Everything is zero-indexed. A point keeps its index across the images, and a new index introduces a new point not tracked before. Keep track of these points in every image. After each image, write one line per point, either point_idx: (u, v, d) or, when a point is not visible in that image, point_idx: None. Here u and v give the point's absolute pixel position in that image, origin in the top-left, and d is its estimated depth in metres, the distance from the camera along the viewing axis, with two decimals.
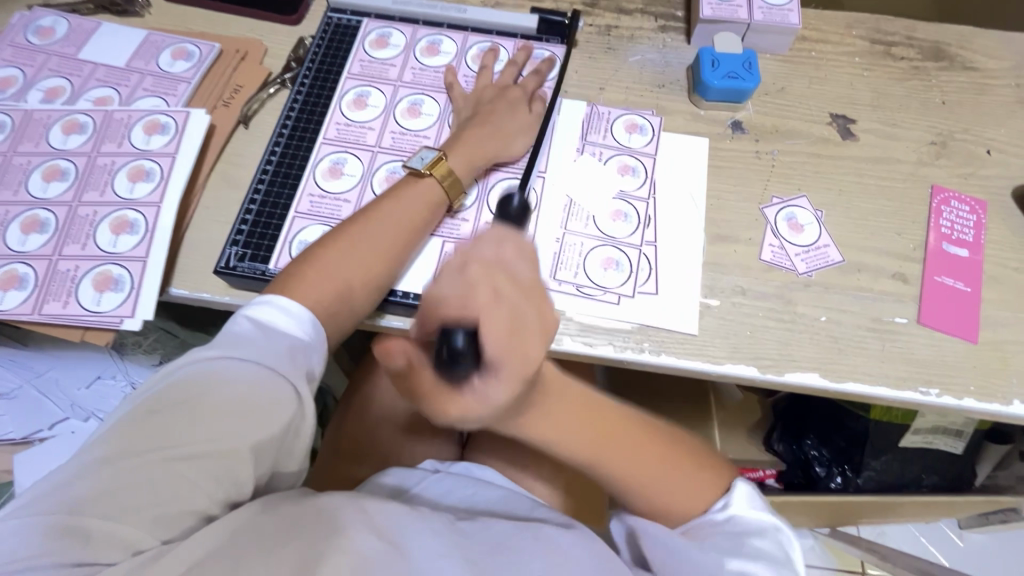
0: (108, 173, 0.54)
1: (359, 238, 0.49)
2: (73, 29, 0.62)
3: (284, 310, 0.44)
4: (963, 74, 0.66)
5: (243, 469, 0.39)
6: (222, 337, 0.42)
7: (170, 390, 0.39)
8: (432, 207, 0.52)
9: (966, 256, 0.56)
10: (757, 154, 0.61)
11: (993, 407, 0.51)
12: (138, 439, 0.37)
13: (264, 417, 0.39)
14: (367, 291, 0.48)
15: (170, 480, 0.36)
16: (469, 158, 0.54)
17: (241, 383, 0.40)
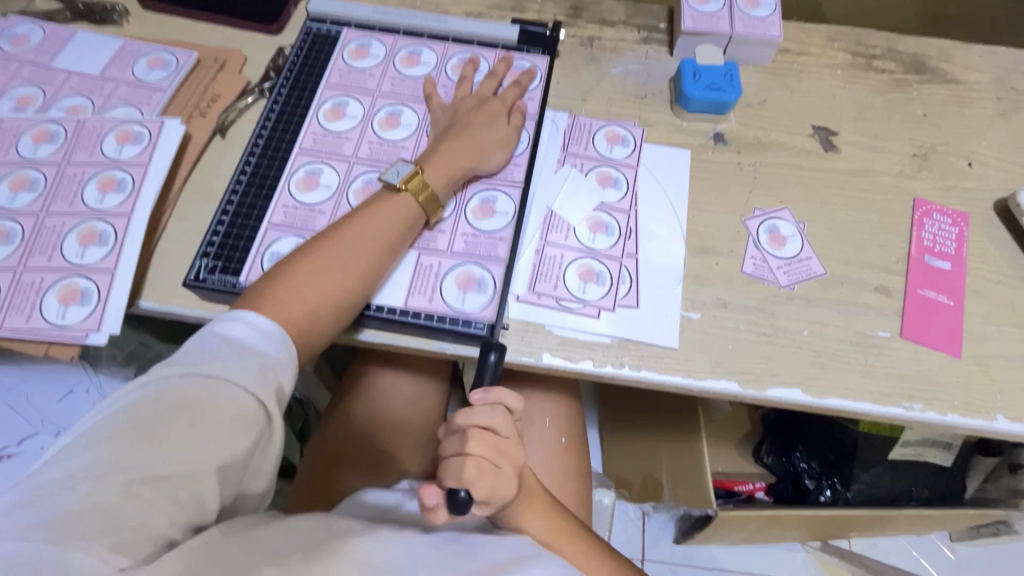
0: (78, 183, 0.53)
1: (333, 255, 0.48)
2: (48, 37, 0.61)
3: (254, 327, 0.43)
4: (944, 87, 0.66)
5: (208, 489, 0.37)
6: (191, 353, 0.40)
7: (133, 408, 0.38)
8: (409, 224, 0.51)
9: (949, 268, 0.56)
10: (739, 166, 0.60)
11: (977, 422, 0.50)
12: (99, 460, 0.35)
13: (230, 437, 0.38)
14: (339, 309, 0.47)
15: (131, 502, 0.35)
16: (445, 171, 0.53)
17: (209, 401, 0.38)
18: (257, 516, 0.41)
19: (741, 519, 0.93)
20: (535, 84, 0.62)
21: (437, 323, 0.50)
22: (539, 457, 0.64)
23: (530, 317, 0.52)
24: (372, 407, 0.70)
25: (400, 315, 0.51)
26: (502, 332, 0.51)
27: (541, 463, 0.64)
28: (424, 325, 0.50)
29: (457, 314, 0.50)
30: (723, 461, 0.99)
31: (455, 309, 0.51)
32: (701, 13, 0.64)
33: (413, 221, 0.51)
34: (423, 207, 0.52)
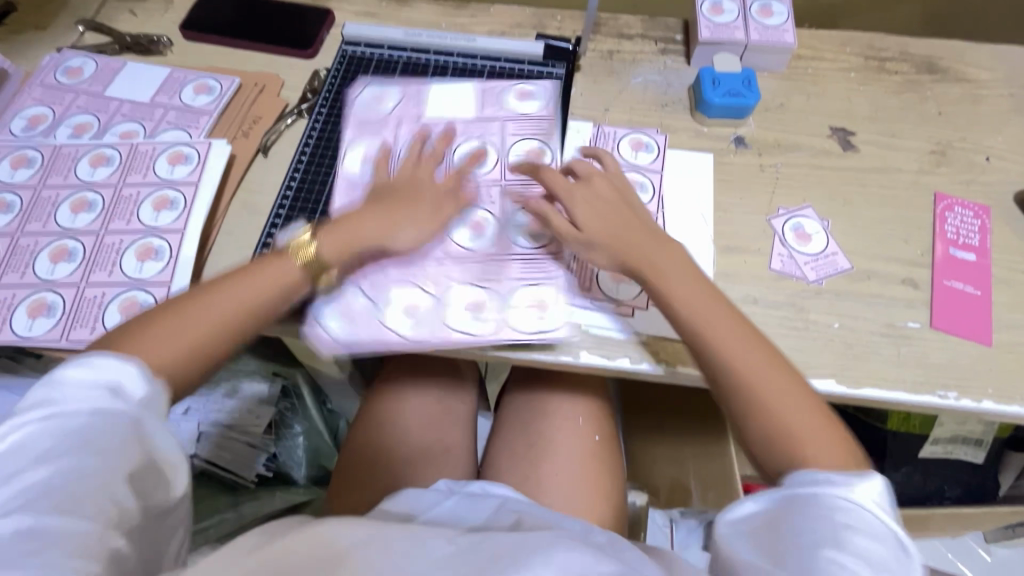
0: (134, 203, 0.56)
1: (237, 286, 0.48)
2: (100, 68, 0.65)
3: (90, 366, 0.40)
4: (957, 86, 0.68)
5: (116, 492, 0.36)
6: (44, 387, 0.39)
7: (20, 452, 0.36)
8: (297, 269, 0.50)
9: (974, 260, 0.57)
10: (761, 168, 0.62)
11: (1013, 408, 0.51)
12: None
13: (99, 452, 0.36)
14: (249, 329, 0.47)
15: (48, 527, 0.33)
16: (354, 238, 0.52)
17: (97, 420, 0.37)
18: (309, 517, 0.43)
19: None
20: (559, 93, 0.64)
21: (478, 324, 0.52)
22: (574, 458, 0.65)
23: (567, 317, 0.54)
24: (407, 413, 0.72)
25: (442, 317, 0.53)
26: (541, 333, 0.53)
27: (575, 463, 0.65)
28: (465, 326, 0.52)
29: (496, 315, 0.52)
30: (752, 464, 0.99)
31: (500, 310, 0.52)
32: (717, 23, 0.67)
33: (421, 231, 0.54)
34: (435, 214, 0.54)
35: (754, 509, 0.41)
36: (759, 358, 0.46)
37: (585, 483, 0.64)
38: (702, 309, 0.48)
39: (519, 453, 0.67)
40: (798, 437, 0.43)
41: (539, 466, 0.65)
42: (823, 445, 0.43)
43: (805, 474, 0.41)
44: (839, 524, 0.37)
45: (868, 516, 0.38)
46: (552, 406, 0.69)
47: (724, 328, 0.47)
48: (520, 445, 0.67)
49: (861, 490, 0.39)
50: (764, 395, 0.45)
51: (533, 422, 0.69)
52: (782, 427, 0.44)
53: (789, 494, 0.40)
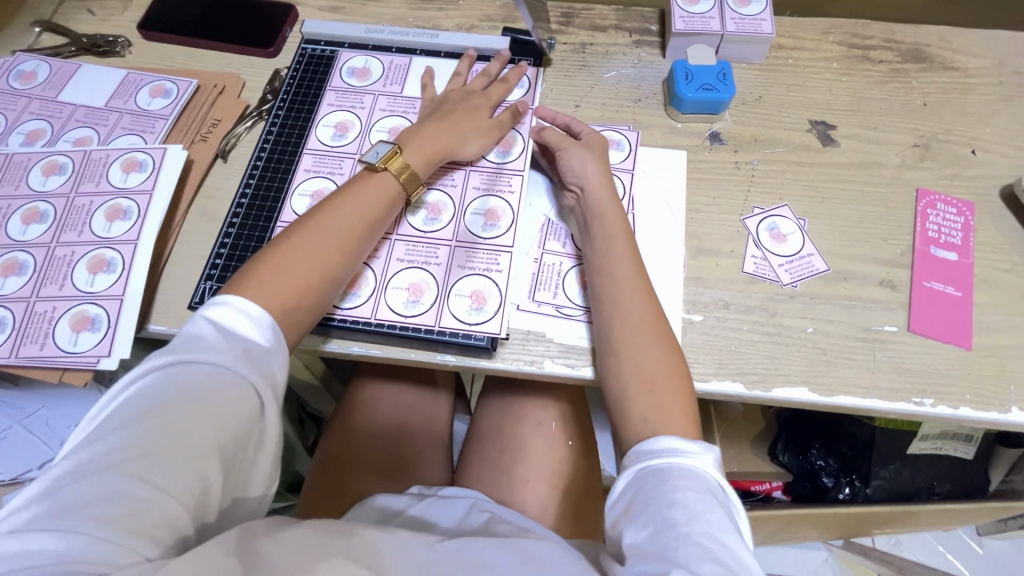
0: (86, 213, 0.55)
1: (331, 220, 0.49)
2: (55, 71, 0.63)
3: (242, 311, 0.43)
4: (943, 74, 0.65)
5: (214, 472, 0.37)
6: (184, 341, 0.41)
7: (134, 402, 0.38)
8: (398, 182, 0.52)
9: (955, 259, 0.55)
10: (736, 165, 0.60)
11: (991, 415, 0.49)
12: (107, 447, 0.36)
13: (213, 421, 0.38)
14: (352, 253, 0.49)
15: (143, 484, 0.34)
16: (426, 153, 0.54)
17: (211, 391, 0.39)
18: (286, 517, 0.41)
19: (758, 519, 0.92)
20: (527, 88, 0.62)
21: (437, 334, 0.50)
22: (548, 462, 0.64)
23: (531, 325, 0.52)
24: (379, 419, 0.71)
25: (400, 328, 0.51)
26: (503, 342, 0.51)
27: (547, 470, 0.64)
28: (426, 338, 0.51)
29: (456, 326, 0.50)
30: (738, 461, 0.98)
31: (459, 320, 0.51)
32: (692, 13, 0.64)
33: (486, 139, 0.57)
34: (492, 124, 0.57)
35: (617, 491, 0.43)
36: (647, 323, 0.48)
37: (557, 488, 0.63)
38: (629, 302, 0.48)
39: (493, 460, 0.65)
40: (650, 406, 0.46)
41: (513, 473, 0.64)
42: (671, 420, 0.45)
43: (650, 445, 0.43)
44: (681, 491, 0.40)
45: (701, 476, 0.41)
46: (526, 412, 0.68)
47: (630, 315, 0.48)
48: (493, 452, 0.66)
49: (699, 457, 0.42)
50: (642, 368, 0.47)
51: (507, 427, 0.67)
52: (638, 395, 0.46)
53: (640, 468, 0.43)
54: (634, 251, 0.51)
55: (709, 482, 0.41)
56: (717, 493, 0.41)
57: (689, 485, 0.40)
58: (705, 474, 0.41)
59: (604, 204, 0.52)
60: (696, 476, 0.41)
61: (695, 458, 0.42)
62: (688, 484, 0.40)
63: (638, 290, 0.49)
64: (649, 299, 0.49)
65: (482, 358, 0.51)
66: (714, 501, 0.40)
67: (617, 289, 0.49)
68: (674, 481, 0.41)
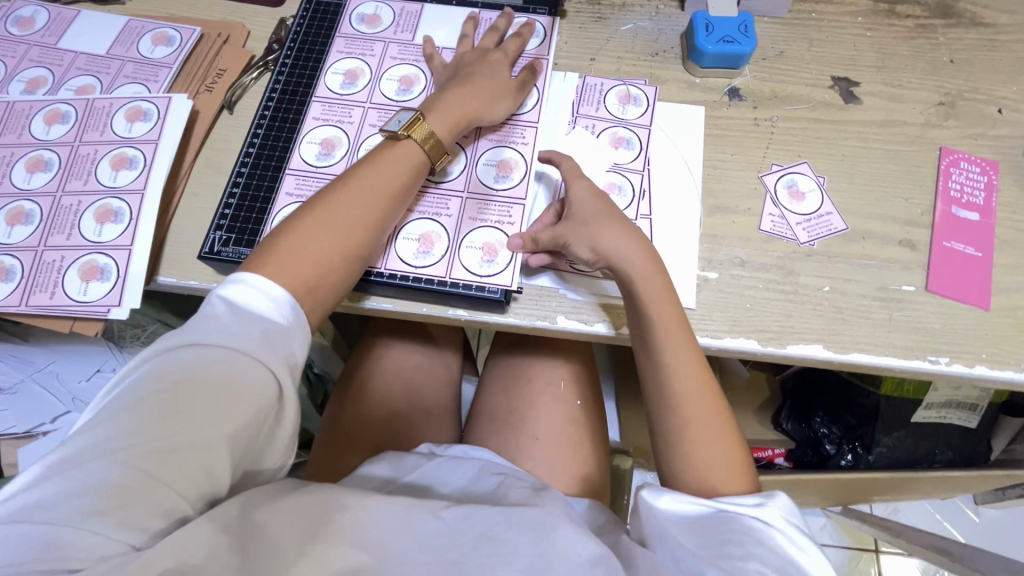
0: (91, 162, 0.54)
1: (349, 198, 0.47)
2: (53, 18, 0.61)
3: (260, 290, 0.41)
4: (972, 31, 0.63)
5: (218, 462, 0.36)
6: (196, 322, 0.39)
7: (140, 385, 0.37)
8: (421, 152, 0.50)
9: (976, 220, 0.54)
10: (756, 122, 0.58)
11: (1006, 374, 0.49)
12: (108, 432, 0.34)
13: (224, 406, 0.36)
14: (373, 231, 0.47)
15: (143, 474, 0.33)
16: (450, 121, 0.52)
17: (219, 377, 0.37)
18: (290, 481, 0.41)
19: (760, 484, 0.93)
20: (541, 39, 0.60)
21: (449, 288, 0.50)
22: (557, 421, 0.65)
23: (544, 281, 0.51)
24: (388, 378, 0.70)
25: (412, 281, 0.50)
26: (515, 297, 0.51)
27: (556, 429, 0.64)
28: (437, 291, 0.50)
29: (468, 279, 0.50)
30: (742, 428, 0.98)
31: (472, 273, 0.50)
32: None
33: (509, 101, 0.55)
34: (514, 86, 0.55)
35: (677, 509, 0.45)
36: (677, 334, 0.47)
37: (565, 447, 0.63)
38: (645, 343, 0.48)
39: (502, 419, 0.66)
40: (679, 419, 0.47)
41: (520, 431, 0.64)
42: (712, 460, 0.46)
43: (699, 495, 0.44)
44: (739, 527, 0.40)
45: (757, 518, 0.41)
46: (535, 371, 0.68)
47: (660, 331, 0.47)
48: (502, 411, 0.66)
49: (772, 506, 0.41)
50: (674, 404, 0.47)
51: (515, 387, 0.68)
52: (673, 436, 0.47)
53: (697, 505, 0.43)
54: (653, 257, 0.49)
55: (782, 529, 0.40)
56: (792, 544, 0.39)
57: (753, 526, 0.40)
58: (779, 520, 0.40)
59: (595, 210, 0.50)
60: (767, 518, 0.41)
61: (763, 501, 0.42)
62: (753, 525, 0.40)
63: (665, 303, 0.47)
64: (661, 335, 0.47)
65: (495, 312, 0.50)
66: (778, 546, 0.39)
67: (640, 312, 0.47)
68: (738, 518, 0.41)
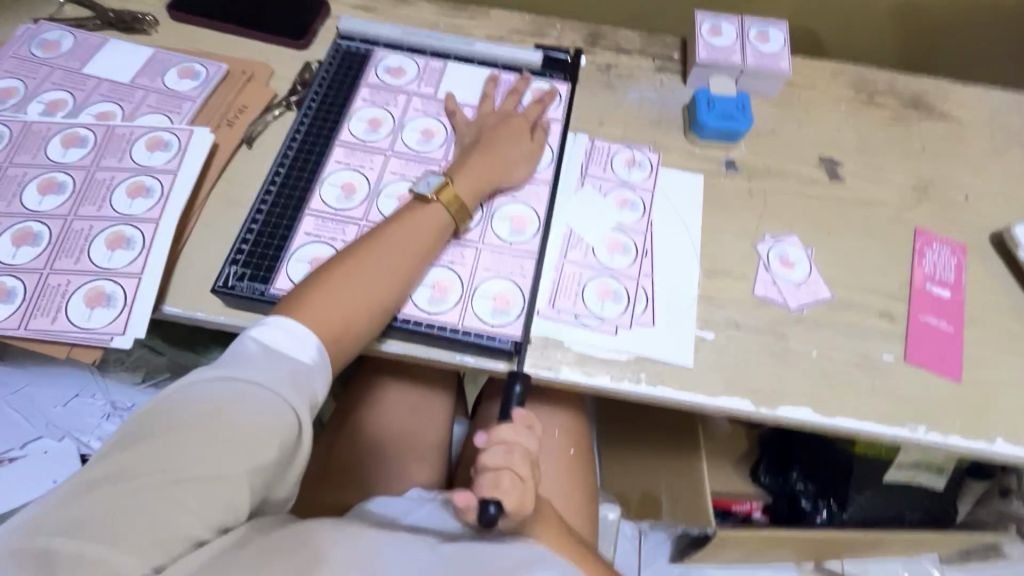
0: (107, 188, 0.54)
1: (375, 253, 0.49)
2: (79, 43, 0.62)
3: (292, 332, 0.43)
4: (941, 124, 0.70)
5: (240, 494, 0.37)
6: (229, 358, 0.41)
7: (171, 411, 0.38)
8: (447, 213, 0.52)
9: (948, 296, 0.59)
10: (750, 192, 0.63)
11: (977, 444, 0.52)
12: (138, 456, 0.35)
13: (249, 442, 0.37)
14: (397, 286, 0.49)
15: (171, 500, 0.35)
16: (475, 186, 0.54)
17: (248, 412, 0.38)
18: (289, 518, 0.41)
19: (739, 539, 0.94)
20: (558, 103, 0.64)
21: (461, 335, 0.51)
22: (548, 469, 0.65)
23: (551, 332, 0.53)
24: (382, 418, 0.70)
25: (425, 326, 0.51)
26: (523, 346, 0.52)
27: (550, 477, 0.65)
28: (449, 338, 0.51)
29: (479, 327, 0.51)
30: (722, 481, 1.00)
31: (482, 322, 0.52)
32: (715, 45, 0.67)
33: (528, 167, 0.58)
34: (533, 151, 0.59)
35: None
36: None
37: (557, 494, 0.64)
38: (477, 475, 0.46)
39: None
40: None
41: None
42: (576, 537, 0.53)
43: None
44: None
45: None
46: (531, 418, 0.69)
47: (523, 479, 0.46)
48: None
49: None
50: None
51: None
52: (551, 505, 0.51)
53: None
54: None
55: None
56: None
57: None
58: None
59: None
60: None
61: None
62: None
63: None
64: None
65: (503, 360, 0.52)
66: None
67: None
68: None
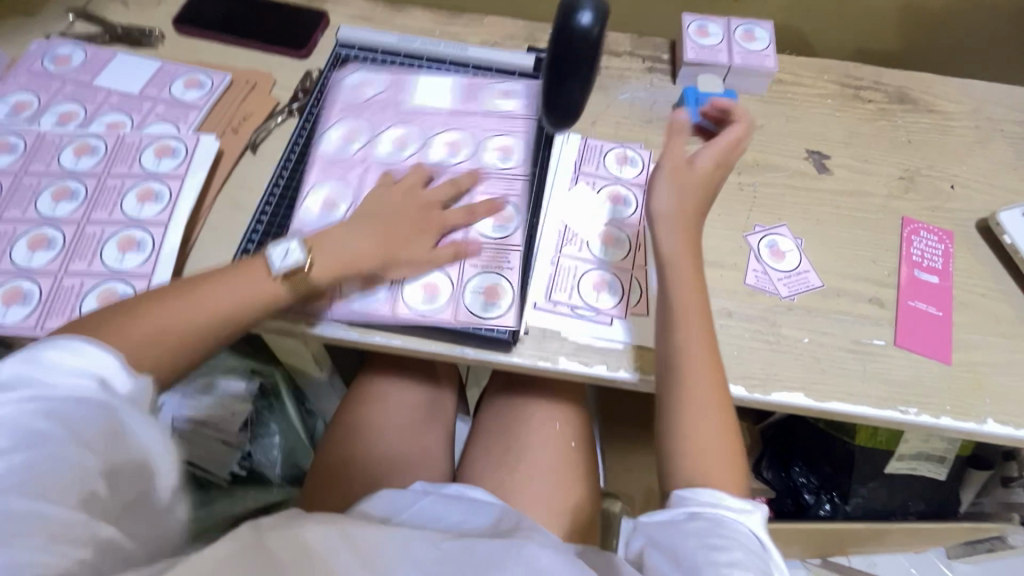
0: (117, 194, 0.56)
1: (201, 310, 0.47)
2: (89, 58, 0.65)
3: (94, 351, 0.40)
4: (926, 116, 0.71)
5: (114, 484, 0.36)
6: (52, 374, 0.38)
7: (6, 430, 0.35)
8: (276, 282, 0.49)
9: (936, 282, 0.60)
10: (739, 186, 0.64)
11: (969, 425, 0.53)
12: (1, 470, 0.33)
13: (116, 437, 0.37)
14: (189, 341, 0.46)
15: (50, 501, 0.33)
16: (332, 271, 0.51)
17: (104, 412, 0.38)
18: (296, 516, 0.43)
19: None
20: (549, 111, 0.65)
21: (459, 327, 0.53)
22: (548, 460, 0.66)
23: (548, 323, 0.55)
24: (385, 414, 0.71)
25: (423, 319, 0.53)
26: (520, 338, 0.54)
27: (551, 469, 0.66)
28: (448, 330, 0.53)
29: (478, 319, 0.53)
30: None
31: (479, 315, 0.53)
32: (702, 45, 0.69)
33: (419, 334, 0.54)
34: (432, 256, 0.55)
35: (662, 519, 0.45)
36: None
37: (558, 486, 0.65)
38: (660, 255, 0.52)
39: (496, 458, 0.67)
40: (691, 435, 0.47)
41: (514, 472, 0.66)
42: (717, 467, 0.46)
43: (695, 494, 0.45)
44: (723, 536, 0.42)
45: (745, 530, 0.43)
46: (530, 412, 0.70)
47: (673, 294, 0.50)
48: (497, 449, 0.68)
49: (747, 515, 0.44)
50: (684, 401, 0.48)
51: (512, 428, 0.69)
52: (674, 398, 0.48)
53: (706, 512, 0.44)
54: None
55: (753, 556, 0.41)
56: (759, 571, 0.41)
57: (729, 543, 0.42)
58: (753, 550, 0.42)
59: None
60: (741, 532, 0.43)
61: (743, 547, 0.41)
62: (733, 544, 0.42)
63: None
64: None
65: (501, 351, 0.53)
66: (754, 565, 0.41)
67: None
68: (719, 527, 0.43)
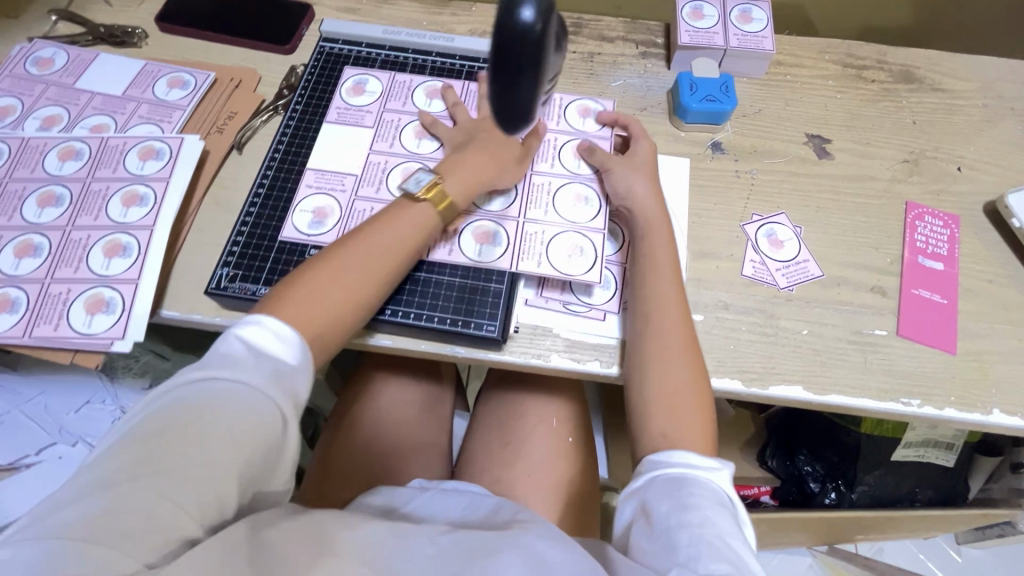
0: (103, 198, 0.55)
1: (358, 250, 0.50)
2: (72, 59, 0.64)
3: (273, 331, 0.43)
4: (932, 95, 0.69)
5: (230, 491, 0.37)
6: (213, 358, 0.41)
7: (155, 418, 0.38)
8: (434, 213, 0.53)
9: (941, 269, 0.58)
10: (736, 173, 0.63)
11: (974, 416, 0.52)
12: (144, 456, 0.36)
13: (243, 439, 0.38)
14: (363, 287, 0.49)
15: (167, 501, 0.35)
16: (467, 184, 0.54)
17: (237, 412, 0.39)
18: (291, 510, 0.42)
19: None
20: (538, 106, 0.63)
21: (450, 326, 0.52)
22: (546, 455, 0.66)
23: (539, 319, 0.54)
24: (382, 411, 0.71)
25: (413, 319, 0.52)
26: (512, 336, 0.53)
27: (550, 463, 0.65)
28: (439, 329, 0.52)
29: (469, 316, 0.53)
30: None
31: (469, 311, 0.53)
32: (697, 27, 0.67)
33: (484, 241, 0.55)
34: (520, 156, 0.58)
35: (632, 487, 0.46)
36: None
37: (557, 481, 0.64)
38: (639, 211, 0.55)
39: (494, 453, 0.67)
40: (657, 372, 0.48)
41: (513, 467, 0.65)
42: (675, 399, 0.47)
43: (663, 455, 0.45)
44: (693, 497, 0.42)
45: (713, 487, 0.43)
46: (527, 407, 0.69)
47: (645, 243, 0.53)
48: (495, 445, 0.68)
49: (714, 471, 0.44)
50: (651, 340, 0.49)
51: (509, 423, 0.69)
52: (642, 333, 0.50)
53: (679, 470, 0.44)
54: None
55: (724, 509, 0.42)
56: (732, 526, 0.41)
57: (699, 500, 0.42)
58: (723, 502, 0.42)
59: None
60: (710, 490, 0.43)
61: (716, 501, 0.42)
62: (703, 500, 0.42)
63: None
64: None
65: (493, 350, 0.53)
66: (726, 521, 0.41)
67: None
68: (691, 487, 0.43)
